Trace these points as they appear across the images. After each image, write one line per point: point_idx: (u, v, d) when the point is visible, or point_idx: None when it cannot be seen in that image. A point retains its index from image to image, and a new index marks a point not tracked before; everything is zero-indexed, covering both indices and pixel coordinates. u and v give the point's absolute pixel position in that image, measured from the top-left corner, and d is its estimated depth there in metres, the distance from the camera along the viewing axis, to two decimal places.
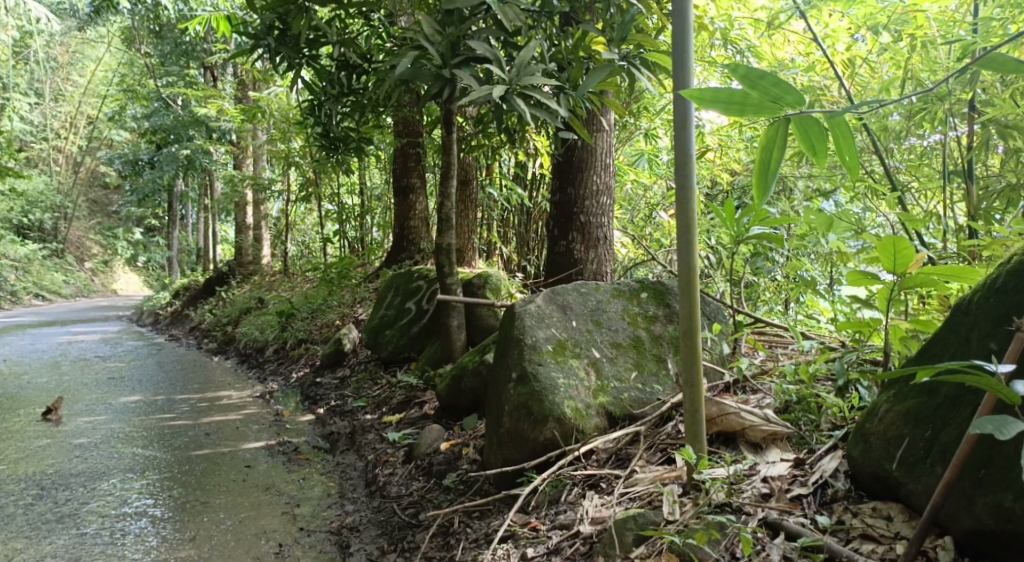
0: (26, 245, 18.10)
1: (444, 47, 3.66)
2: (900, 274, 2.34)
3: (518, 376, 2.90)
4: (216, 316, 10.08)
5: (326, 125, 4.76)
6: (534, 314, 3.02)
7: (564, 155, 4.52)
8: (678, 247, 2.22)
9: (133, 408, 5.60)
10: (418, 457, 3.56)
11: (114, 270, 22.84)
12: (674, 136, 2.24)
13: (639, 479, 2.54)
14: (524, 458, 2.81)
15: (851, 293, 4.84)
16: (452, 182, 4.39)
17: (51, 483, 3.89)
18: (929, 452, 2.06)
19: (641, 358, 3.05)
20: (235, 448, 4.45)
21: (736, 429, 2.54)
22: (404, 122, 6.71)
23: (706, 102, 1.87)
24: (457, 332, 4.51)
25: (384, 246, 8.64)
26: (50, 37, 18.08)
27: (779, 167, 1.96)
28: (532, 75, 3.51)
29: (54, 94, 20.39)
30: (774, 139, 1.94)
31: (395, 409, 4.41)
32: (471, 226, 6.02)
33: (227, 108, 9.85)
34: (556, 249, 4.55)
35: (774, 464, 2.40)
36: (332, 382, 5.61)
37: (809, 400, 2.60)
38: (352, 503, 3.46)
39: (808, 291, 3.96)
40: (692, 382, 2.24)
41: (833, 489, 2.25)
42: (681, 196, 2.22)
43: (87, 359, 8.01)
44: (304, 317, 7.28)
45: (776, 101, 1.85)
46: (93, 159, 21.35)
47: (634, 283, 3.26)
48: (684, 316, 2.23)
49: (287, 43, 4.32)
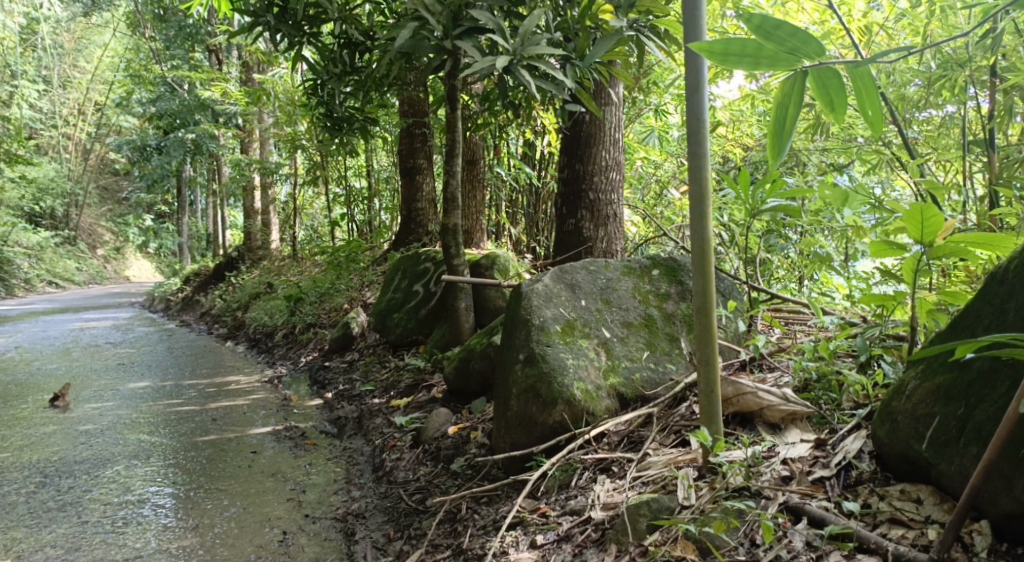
0: (38, 233, 18.10)
1: (444, 18, 3.54)
2: (928, 244, 2.21)
3: (526, 357, 2.81)
4: (225, 301, 10.03)
5: (329, 105, 4.66)
6: (541, 293, 2.93)
7: (572, 129, 4.41)
8: (690, 221, 2.12)
9: (141, 393, 5.55)
10: (425, 441, 3.48)
11: (126, 258, 22.86)
12: (686, 101, 2.12)
13: (651, 463, 2.44)
14: (533, 442, 2.72)
15: (866, 268, 4.74)
16: (457, 160, 4.30)
17: (54, 470, 3.84)
18: (962, 431, 1.95)
19: (652, 338, 2.95)
20: (241, 433, 4.39)
21: (753, 409, 2.44)
22: (410, 102, 6.60)
23: (717, 57, 1.76)
24: (465, 314, 4.42)
25: (393, 229, 8.56)
26: (56, 23, 18.03)
27: (794, 125, 1.84)
28: (537, 45, 3.40)
29: (62, 80, 20.36)
30: (790, 95, 1.82)
31: (403, 393, 4.34)
32: (479, 206, 5.91)
33: (233, 91, 9.76)
34: (565, 228, 4.44)
35: (794, 446, 2.30)
36: (340, 366, 5.54)
37: (829, 378, 2.49)
38: (359, 489, 3.40)
39: (823, 267, 3.85)
40: (707, 361, 2.14)
41: (857, 471, 2.15)
42: (694, 166, 2.11)
43: (98, 345, 7.98)
44: (312, 301, 7.21)
45: (792, 52, 1.74)
46: (102, 146, 21.33)
47: (646, 260, 3.16)
48: (697, 292, 2.13)
49: (287, 20, 4.23)
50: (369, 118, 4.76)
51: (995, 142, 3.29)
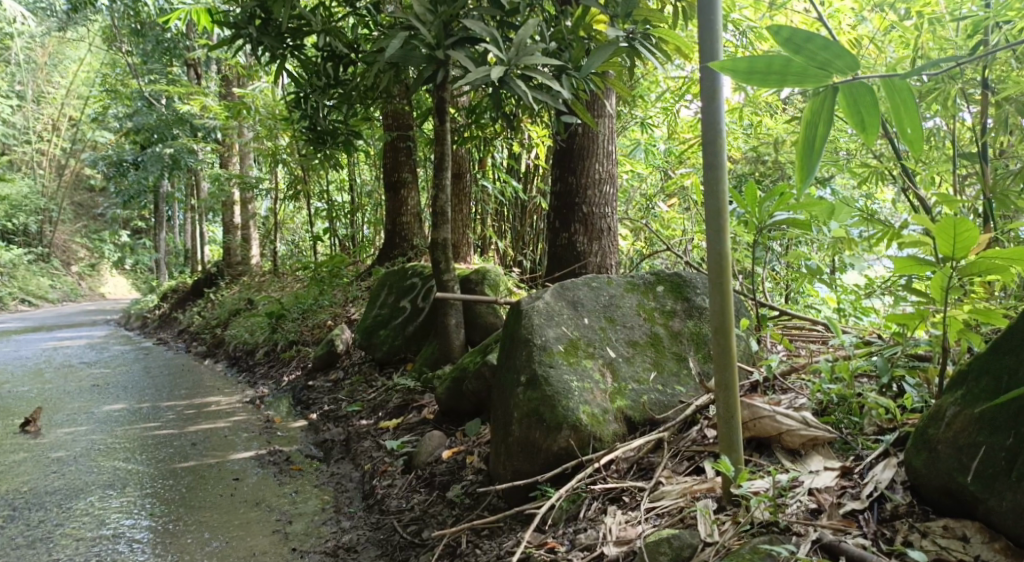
0: (10, 251, 17.77)
1: (435, 28, 3.47)
2: (960, 259, 2.13)
3: (527, 380, 2.68)
4: (204, 318, 9.81)
5: (312, 118, 4.52)
6: (543, 311, 2.81)
7: (565, 141, 4.30)
8: (706, 236, 2.02)
9: (116, 416, 5.36)
10: (418, 467, 3.35)
11: (103, 275, 22.43)
12: (701, 109, 2.01)
13: (665, 493, 2.33)
14: (537, 470, 2.59)
15: (858, 280, 4.69)
16: (446, 173, 4.17)
17: (23, 502, 3.65)
18: (1013, 464, 1.88)
19: (659, 358, 2.84)
20: (222, 459, 4.21)
21: (771, 435, 2.34)
22: (394, 115, 6.49)
23: (740, 75, 1.70)
24: (455, 331, 4.28)
25: (375, 244, 8.41)
26: (30, 37, 17.81)
27: (824, 144, 1.76)
28: (532, 55, 3.30)
29: (35, 95, 20.10)
30: (819, 112, 1.74)
31: (392, 414, 4.19)
32: (466, 220, 5.73)
33: (210, 105, 9.60)
34: (558, 242, 4.33)
35: (819, 475, 2.20)
36: (324, 385, 5.37)
37: (850, 401, 2.40)
38: (349, 519, 3.24)
39: (816, 279, 3.76)
40: (726, 385, 2.03)
41: (892, 504, 2.05)
42: (711, 178, 2.00)
43: (72, 366, 7.75)
44: (294, 318, 7.03)
45: (823, 66, 1.67)
46: (76, 161, 21.01)
47: (649, 275, 3.05)
48: (715, 311, 2.02)
49: (269, 32, 4.08)
50: (353, 131, 4.62)
51: (988, 157, 3.15)
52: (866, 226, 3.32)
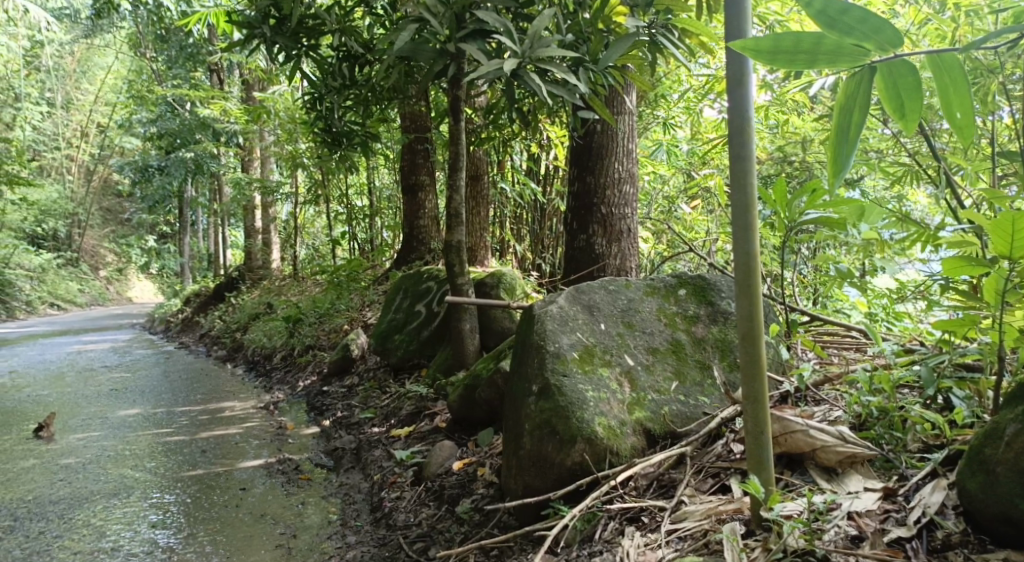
0: (41, 255, 17.91)
1: (447, 20, 3.33)
2: (1016, 259, 1.95)
3: (539, 390, 2.53)
4: (225, 322, 9.74)
5: (328, 120, 4.37)
6: (556, 317, 2.66)
7: (583, 139, 4.14)
8: (733, 234, 1.85)
9: (131, 422, 5.26)
10: (427, 478, 3.22)
11: (129, 279, 22.56)
12: (728, 96, 1.84)
13: (687, 514, 2.15)
14: (550, 487, 2.44)
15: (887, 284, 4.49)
16: (460, 174, 4.01)
17: (27, 512, 3.55)
18: None
19: (681, 366, 2.67)
20: (230, 467, 4.08)
21: (804, 450, 2.16)
22: (411, 117, 6.36)
23: (764, 57, 1.53)
24: (469, 336, 4.14)
25: (395, 248, 8.28)
26: (59, 45, 17.96)
27: (860, 133, 1.57)
28: (547, 47, 3.14)
29: (64, 102, 20.28)
30: (853, 96, 1.56)
31: (404, 422, 4.04)
32: (482, 223, 5.59)
33: (231, 109, 9.53)
34: (576, 244, 4.17)
35: (858, 497, 2.02)
36: (339, 391, 5.24)
37: (891, 415, 2.21)
38: (355, 533, 3.10)
39: (845, 282, 3.56)
40: (755, 397, 1.86)
41: (943, 532, 1.87)
42: (738, 171, 1.83)
43: (93, 370, 7.68)
44: (311, 322, 6.92)
45: (861, 43, 1.49)
46: (105, 168, 21.17)
47: (671, 279, 2.88)
48: (742, 317, 1.85)
49: (285, 32, 3.94)
50: (370, 133, 4.48)
51: None
52: (899, 228, 3.12)
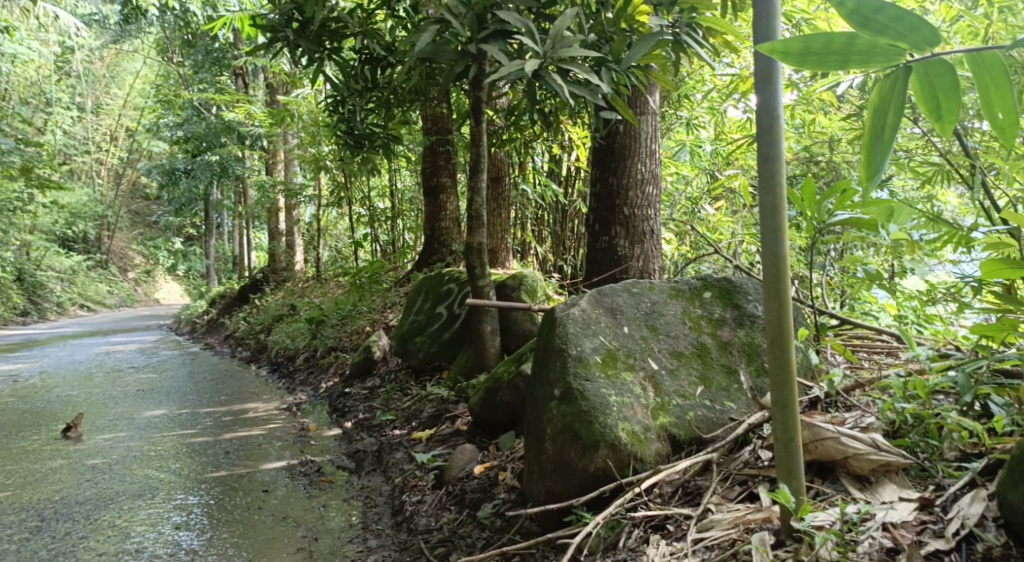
0: (71, 257, 18.13)
1: (468, 20, 3.29)
2: None
3: (561, 394, 2.49)
4: (249, 324, 9.79)
5: (350, 122, 4.36)
6: (578, 320, 2.62)
7: (605, 139, 4.09)
8: (762, 236, 1.80)
9: (156, 422, 5.28)
10: (448, 482, 3.19)
11: (156, 281, 22.78)
12: (756, 94, 1.79)
13: (714, 522, 2.10)
14: (572, 492, 2.39)
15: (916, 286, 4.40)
16: (482, 176, 3.98)
17: (53, 512, 3.55)
18: None
19: (707, 370, 2.61)
20: (253, 469, 4.07)
21: (836, 459, 2.10)
22: (433, 119, 6.34)
23: (793, 58, 1.47)
24: (490, 338, 4.10)
25: (416, 250, 8.26)
26: (89, 50, 18.19)
27: (894, 136, 1.51)
28: (569, 47, 3.10)
29: (93, 107, 20.55)
30: (888, 97, 1.50)
31: (426, 424, 4.01)
32: (504, 225, 5.55)
33: (255, 112, 9.57)
34: (598, 246, 4.12)
35: (893, 507, 1.96)
36: (361, 393, 5.23)
37: (926, 422, 2.14)
38: (376, 537, 3.08)
39: (872, 285, 3.48)
40: (785, 403, 1.81)
41: (983, 545, 1.81)
42: (767, 171, 1.78)
43: (121, 370, 7.74)
44: (334, 324, 6.92)
45: (896, 42, 1.43)
46: (133, 171, 21.41)
47: (696, 281, 2.83)
48: (771, 321, 1.80)
49: (308, 35, 3.92)
50: (392, 135, 4.45)
51: None
52: (929, 229, 3.04)
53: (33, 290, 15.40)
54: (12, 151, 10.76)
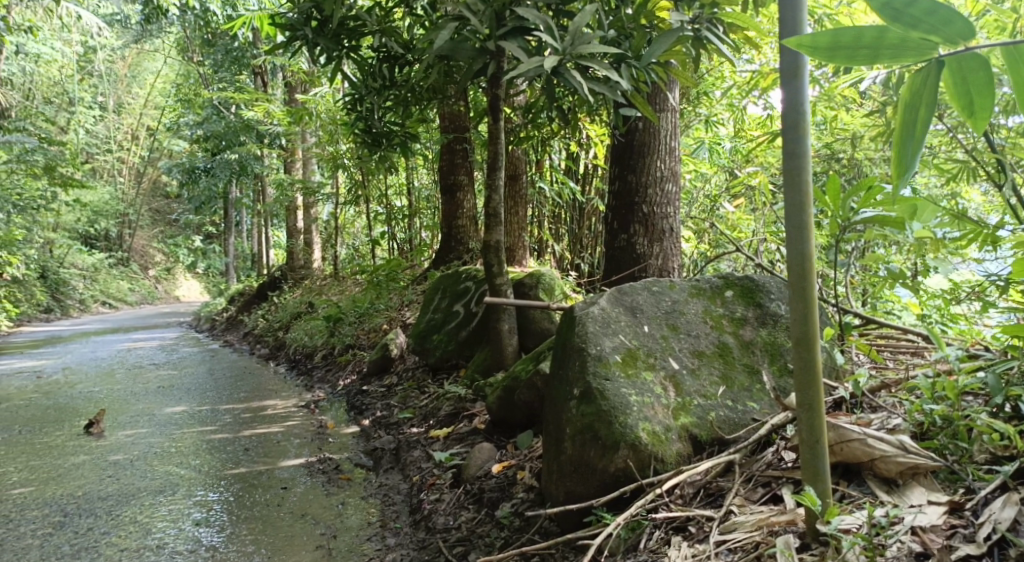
0: (93, 255, 18.29)
1: (487, 17, 3.27)
2: None
3: (580, 393, 2.47)
4: (268, 321, 9.82)
5: (368, 120, 4.34)
6: (598, 318, 2.59)
7: (624, 136, 4.06)
8: (787, 234, 1.77)
9: (177, 419, 5.30)
10: (466, 481, 3.17)
11: (176, 278, 22.94)
12: (781, 89, 1.75)
13: (737, 524, 2.07)
14: (592, 493, 2.37)
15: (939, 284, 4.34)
16: (499, 173, 3.95)
17: (75, 508, 3.57)
18: None
19: (729, 370, 2.58)
20: (272, 466, 4.08)
21: (862, 461, 2.07)
22: (450, 117, 6.32)
23: (822, 52, 1.44)
24: (508, 336, 4.09)
25: (433, 248, 8.25)
26: (110, 50, 18.33)
27: (925, 132, 1.47)
28: (589, 42, 3.08)
29: (115, 106, 20.72)
30: (919, 92, 1.46)
31: (443, 423, 4.00)
32: (521, 223, 5.53)
33: (274, 110, 9.60)
34: (616, 244, 4.09)
35: (922, 511, 1.93)
36: (378, 390, 5.22)
37: (956, 423, 2.10)
38: (395, 535, 3.06)
39: (894, 284, 3.43)
40: (810, 405, 1.77)
41: (1016, 549, 1.77)
42: (792, 168, 1.75)
43: (142, 367, 7.79)
44: (352, 321, 6.93)
45: (928, 36, 1.39)
46: (154, 170, 21.56)
47: (717, 280, 2.79)
48: (796, 321, 1.77)
49: (326, 33, 3.90)
50: (410, 133, 4.43)
51: None
52: (954, 227, 3.00)
53: (56, 287, 15.55)
54: (36, 149, 10.85)
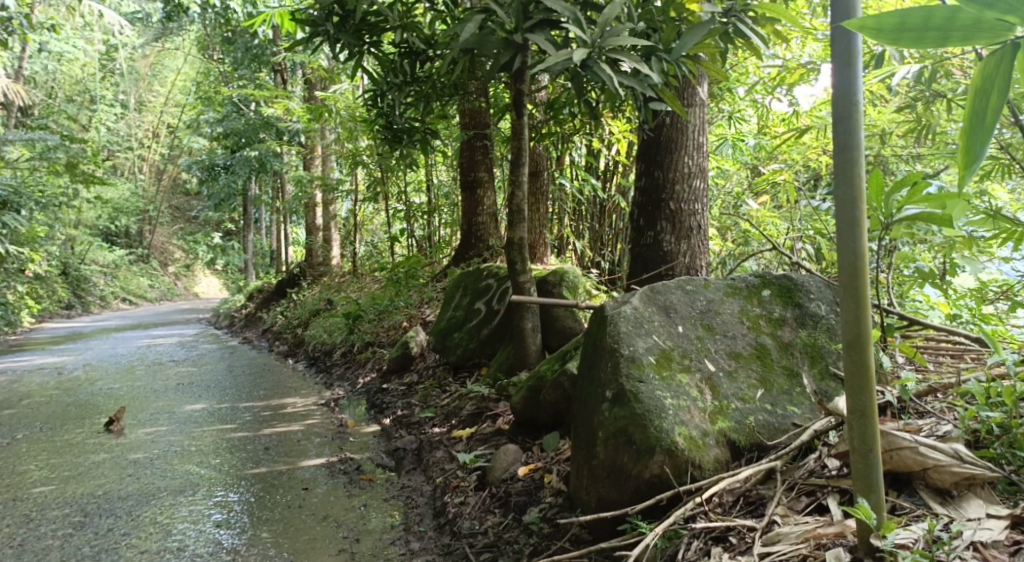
0: (113, 252, 18.40)
1: (513, 9, 3.20)
2: None
3: (613, 396, 2.40)
4: (286, 318, 9.80)
5: (389, 116, 4.26)
6: (631, 318, 2.52)
7: (652, 131, 3.97)
8: (838, 230, 1.68)
9: (197, 416, 5.28)
10: (492, 484, 3.11)
11: (195, 275, 23.03)
12: (834, 78, 1.66)
13: (781, 535, 1.99)
14: (626, 499, 2.30)
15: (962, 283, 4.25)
16: (523, 170, 3.87)
17: (96, 507, 3.53)
18: None
19: (767, 373, 2.49)
20: (293, 466, 4.03)
21: (915, 470, 2.00)
22: (470, 113, 6.25)
23: (886, 34, 1.35)
24: (531, 335, 4.01)
25: (452, 245, 8.18)
26: (132, 48, 18.42)
27: (996, 119, 1.38)
28: (619, 35, 2.98)
29: (136, 104, 20.83)
30: (992, 76, 1.37)
31: (466, 423, 3.93)
32: (542, 220, 5.46)
33: (293, 108, 9.56)
34: (643, 241, 4.00)
35: (982, 524, 1.85)
36: (399, 389, 5.17)
37: (1014, 432, 2.01)
38: (419, 540, 3.01)
39: (926, 283, 3.34)
40: (863, 412, 1.69)
41: None
42: (844, 161, 1.66)
43: (162, 364, 7.78)
44: (371, 319, 6.88)
45: (1005, 16, 1.30)
46: (174, 167, 21.65)
47: (754, 278, 2.70)
48: (848, 322, 1.69)
49: (347, 28, 3.83)
50: (430, 129, 4.32)
51: None
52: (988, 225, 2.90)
53: (78, 284, 15.64)
54: (57, 147, 10.89)
